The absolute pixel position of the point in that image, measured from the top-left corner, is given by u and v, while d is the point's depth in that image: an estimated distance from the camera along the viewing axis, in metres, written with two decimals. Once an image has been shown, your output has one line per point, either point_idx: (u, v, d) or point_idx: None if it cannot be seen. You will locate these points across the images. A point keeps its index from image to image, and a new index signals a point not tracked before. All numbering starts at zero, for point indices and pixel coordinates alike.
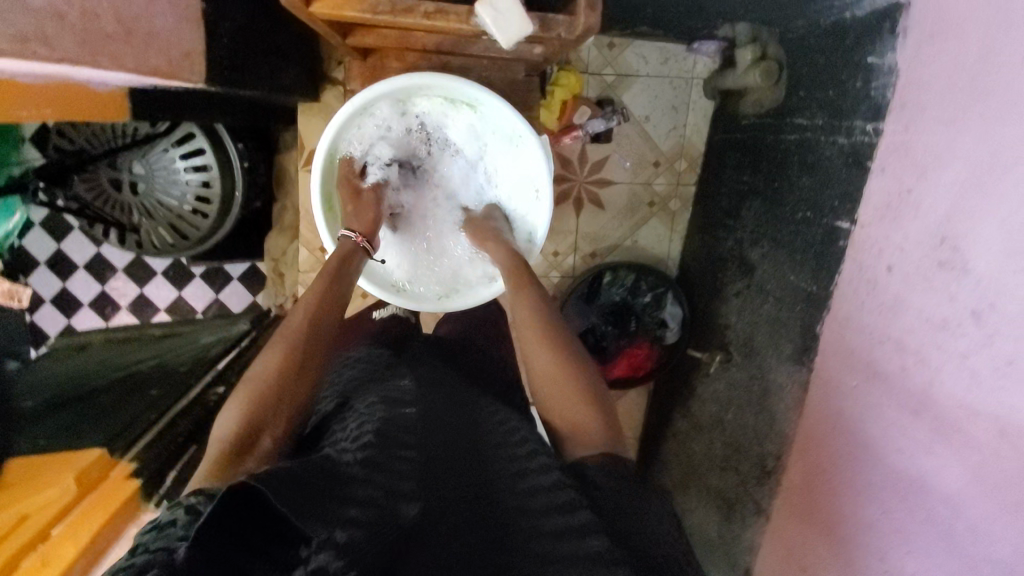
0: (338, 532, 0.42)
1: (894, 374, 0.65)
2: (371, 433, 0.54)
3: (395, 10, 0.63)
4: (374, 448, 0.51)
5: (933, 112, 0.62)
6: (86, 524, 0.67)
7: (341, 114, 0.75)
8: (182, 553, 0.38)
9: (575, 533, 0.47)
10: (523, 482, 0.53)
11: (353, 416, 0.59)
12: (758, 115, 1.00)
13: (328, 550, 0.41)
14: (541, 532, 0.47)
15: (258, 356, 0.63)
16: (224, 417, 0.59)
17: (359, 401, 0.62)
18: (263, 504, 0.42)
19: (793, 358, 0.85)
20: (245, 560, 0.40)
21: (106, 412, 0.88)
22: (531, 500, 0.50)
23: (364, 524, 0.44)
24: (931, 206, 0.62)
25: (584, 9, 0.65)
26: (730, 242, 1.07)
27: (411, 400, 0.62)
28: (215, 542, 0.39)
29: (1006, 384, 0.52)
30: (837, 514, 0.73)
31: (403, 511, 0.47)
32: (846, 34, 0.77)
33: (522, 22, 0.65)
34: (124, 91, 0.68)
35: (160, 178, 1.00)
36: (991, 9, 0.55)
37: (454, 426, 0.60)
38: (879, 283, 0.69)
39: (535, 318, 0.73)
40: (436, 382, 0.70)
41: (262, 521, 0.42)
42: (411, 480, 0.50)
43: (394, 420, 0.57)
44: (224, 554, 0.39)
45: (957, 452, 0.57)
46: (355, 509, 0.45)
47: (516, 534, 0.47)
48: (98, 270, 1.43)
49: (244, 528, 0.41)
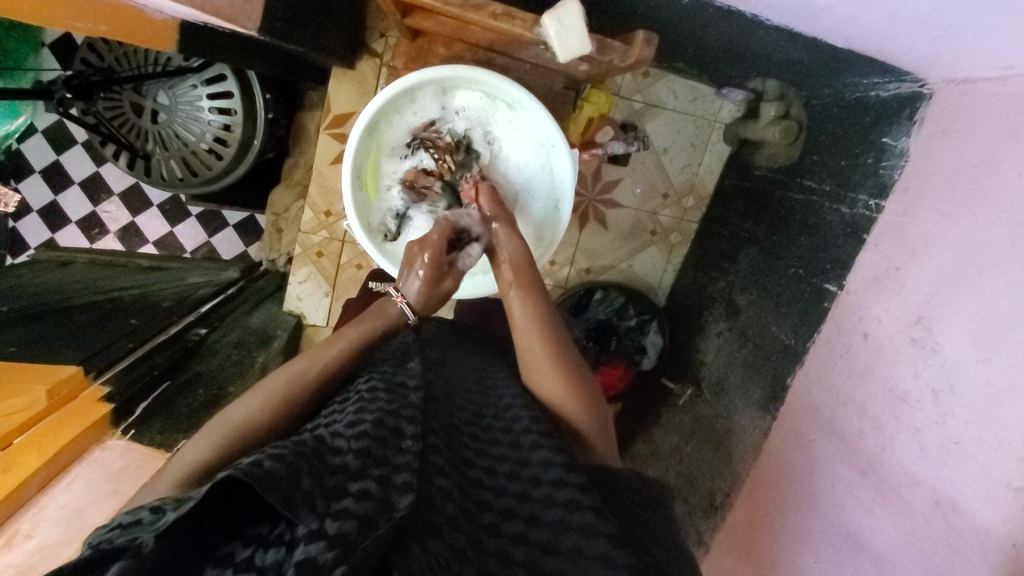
0: (328, 523, 0.40)
1: (851, 435, 0.70)
2: (369, 420, 0.50)
3: (465, 6, 0.66)
4: (372, 438, 0.48)
5: (932, 201, 0.67)
6: (58, 435, 0.65)
7: (390, 88, 0.77)
8: (149, 540, 0.38)
9: (571, 530, 0.47)
10: (523, 471, 0.54)
11: (352, 397, 0.56)
12: (770, 169, 1.04)
13: (317, 541, 0.39)
14: (538, 523, 0.49)
15: (257, 384, 0.60)
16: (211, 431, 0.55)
17: (360, 382, 0.60)
18: (247, 491, 0.42)
19: (759, 404, 0.89)
20: (219, 540, 0.42)
21: (83, 329, 0.84)
22: (535, 489, 0.52)
23: (358, 515, 0.41)
24: (913, 286, 0.66)
25: (641, 43, 0.70)
26: (721, 283, 1.11)
27: (416, 385, 0.59)
28: (189, 532, 0.40)
29: (948, 462, 0.56)
30: (771, 558, 0.76)
31: (396, 504, 0.43)
32: (867, 112, 0.81)
33: (583, 40, 0.68)
34: (176, 20, 0.72)
35: (182, 112, 1.00)
36: (1000, 121, 0.60)
37: (456, 423, 0.59)
38: (853, 348, 0.73)
39: (541, 325, 0.71)
40: (440, 366, 0.68)
41: (243, 504, 0.43)
42: (407, 471, 0.46)
43: (398, 405, 0.54)
44: (196, 542, 0.41)
45: (894, 515, 0.61)
46: (350, 500, 0.42)
47: (514, 523, 0.50)
48: (93, 190, 1.41)
49: (223, 516, 0.42)
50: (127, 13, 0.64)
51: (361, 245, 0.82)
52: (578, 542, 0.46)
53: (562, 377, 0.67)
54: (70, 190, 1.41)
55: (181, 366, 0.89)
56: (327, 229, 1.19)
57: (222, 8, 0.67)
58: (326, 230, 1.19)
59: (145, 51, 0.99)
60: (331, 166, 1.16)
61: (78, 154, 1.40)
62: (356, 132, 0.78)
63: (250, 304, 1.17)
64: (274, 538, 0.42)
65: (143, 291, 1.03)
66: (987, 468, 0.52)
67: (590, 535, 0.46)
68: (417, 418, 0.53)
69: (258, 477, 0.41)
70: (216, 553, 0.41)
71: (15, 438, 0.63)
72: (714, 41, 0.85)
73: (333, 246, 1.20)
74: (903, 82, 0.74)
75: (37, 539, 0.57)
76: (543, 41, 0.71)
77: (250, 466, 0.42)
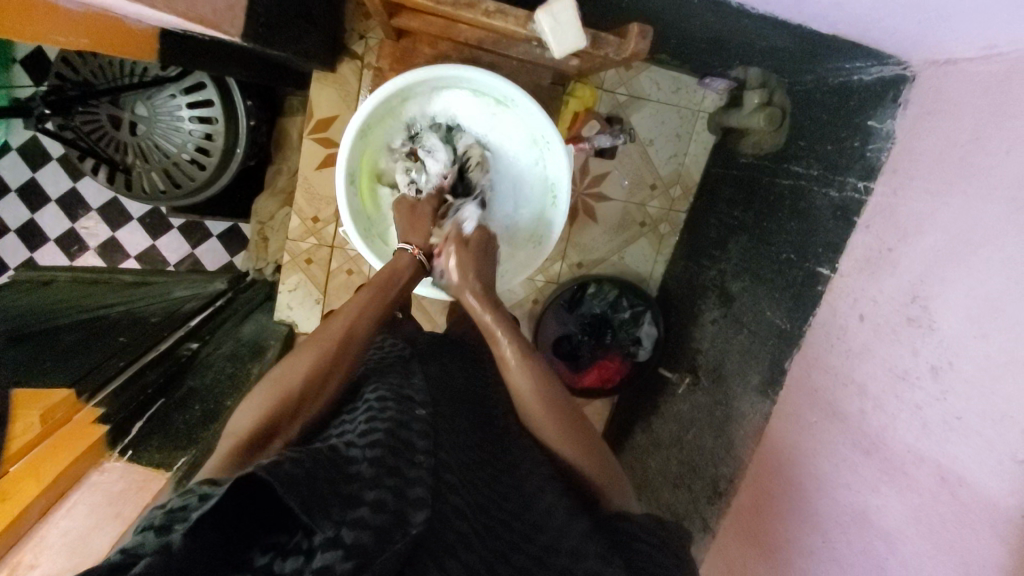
0: (345, 531, 0.40)
1: (852, 416, 0.71)
2: (382, 429, 0.49)
3: (458, 4, 0.66)
4: (385, 447, 0.48)
5: (922, 182, 0.68)
6: (53, 459, 0.63)
7: (381, 92, 0.76)
8: (178, 539, 0.37)
9: (588, 558, 0.50)
10: (525, 514, 0.54)
11: (360, 406, 0.55)
12: (757, 156, 1.05)
13: (334, 550, 0.39)
14: (543, 565, 0.50)
15: (285, 360, 0.61)
16: (247, 407, 0.56)
17: (367, 391, 0.58)
18: (266, 494, 0.41)
19: (758, 389, 0.90)
20: (237, 549, 0.40)
21: (73, 348, 0.82)
22: (544, 526, 0.53)
23: (374, 526, 0.41)
24: (907, 266, 0.67)
25: (636, 37, 0.70)
26: (713, 271, 1.12)
27: (424, 400, 0.58)
28: (211, 535, 0.38)
29: (952, 436, 0.57)
30: (779, 540, 0.77)
31: (411, 518, 0.43)
32: (850, 96, 0.83)
33: (578, 35, 0.68)
34: (155, 29, 0.70)
35: (161, 123, 0.97)
36: (984, 100, 0.61)
37: (462, 442, 0.59)
38: (849, 330, 0.74)
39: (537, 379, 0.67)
40: (443, 384, 0.69)
41: (260, 511, 0.41)
42: (421, 485, 0.45)
43: (409, 417, 0.53)
44: (222, 545, 0.39)
45: (899, 492, 0.62)
46: (366, 509, 0.42)
47: (521, 556, 0.49)
48: (70, 206, 1.37)
49: (240, 519, 0.40)
50: (103, 24, 0.63)
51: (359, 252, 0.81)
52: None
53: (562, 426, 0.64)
54: (46, 207, 1.37)
55: (177, 383, 0.87)
56: (316, 235, 1.17)
57: (206, 16, 0.65)
58: (314, 236, 1.17)
59: (119, 62, 0.96)
60: (317, 171, 1.14)
61: (53, 170, 1.36)
62: (348, 138, 0.77)
63: (240, 316, 1.15)
64: (292, 547, 0.40)
65: (130, 308, 1.01)
66: (991, 442, 0.53)
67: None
68: (427, 434, 0.52)
69: (279, 479, 0.40)
70: (235, 561, 0.39)
71: (11, 465, 0.61)
72: (698, 31, 0.86)
73: (322, 253, 1.19)
74: (886, 65, 0.75)
75: (42, 569, 0.55)
76: (537, 37, 0.71)
77: (270, 465, 0.41)
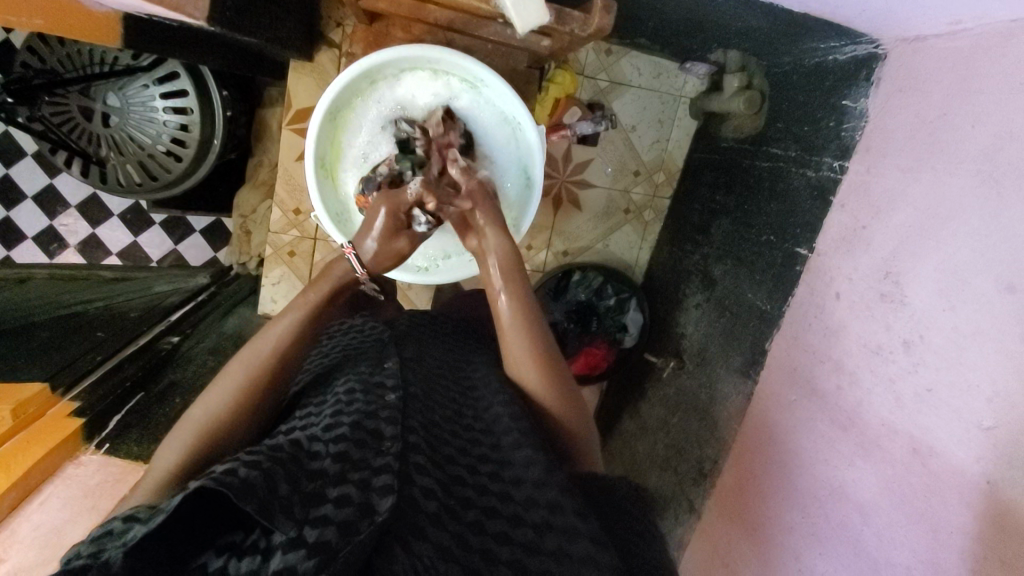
0: (307, 530, 0.39)
1: (829, 392, 0.71)
2: (347, 423, 0.48)
3: None
4: (351, 441, 0.46)
5: (893, 159, 0.68)
6: (27, 452, 0.62)
7: (348, 73, 0.77)
8: (118, 557, 0.37)
9: (554, 530, 0.47)
10: (505, 472, 0.52)
11: (330, 398, 0.54)
12: (737, 141, 1.05)
13: (296, 549, 0.38)
14: (522, 523, 0.48)
15: (211, 386, 0.58)
16: (181, 428, 0.55)
17: (336, 383, 0.57)
18: (222, 499, 0.41)
19: (740, 370, 0.90)
20: (190, 553, 0.40)
21: (50, 345, 0.80)
22: (515, 489, 0.51)
23: (338, 521, 0.40)
24: (879, 244, 0.68)
25: (599, 11, 0.70)
26: (697, 256, 1.12)
27: (395, 383, 0.56)
28: (157, 547, 0.38)
29: (924, 409, 0.58)
30: (761, 519, 0.77)
31: (377, 506, 0.42)
32: (826, 76, 0.83)
33: (541, 12, 0.67)
34: (117, 13, 0.70)
35: (135, 113, 0.96)
36: (951, 74, 0.61)
37: (436, 419, 0.56)
38: (826, 308, 0.75)
39: (535, 341, 0.68)
40: (420, 366, 0.65)
41: (214, 513, 0.41)
42: (387, 473, 0.44)
43: (376, 407, 0.51)
44: (166, 556, 0.39)
45: (874, 465, 0.62)
46: (329, 506, 0.41)
47: (497, 522, 0.48)
48: (48, 202, 1.35)
49: (193, 524, 0.40)
50: (65, 5, 0.62)
51: (328, 235, 0.82)
52: (560, 543, 0.46)
53: (549, 387, 0.65)
54: (25, 204, 1.35)
55: (156, 376, 0.86)
56: (298, 228, 1.16)
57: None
58: (297, 229, 1.17)
59: (89, 51, 0.95)
60: (296, 162, 1.13)
61: (29, 166, 1.33)
62: (315, 126, 0.79)
63: (223, 310, 1.13)
64: (248, 546, 0.40)
65: (108, 302, 1.00)
66: (960, 412, 0.54)
67: (574, 536, 0.47)
68: (397, 420, 0.50)
69: (232, 485, 0.39)
70: (188, 565, 0.39)
71: None
72: (674, 13, 0.85)
73: (305, 245, 1.18)
74: (859, 44, 0.76)
75: (11, 563, 0.55)
76: (502, 13, 0.71)
77: (223, 475, 0.40)
